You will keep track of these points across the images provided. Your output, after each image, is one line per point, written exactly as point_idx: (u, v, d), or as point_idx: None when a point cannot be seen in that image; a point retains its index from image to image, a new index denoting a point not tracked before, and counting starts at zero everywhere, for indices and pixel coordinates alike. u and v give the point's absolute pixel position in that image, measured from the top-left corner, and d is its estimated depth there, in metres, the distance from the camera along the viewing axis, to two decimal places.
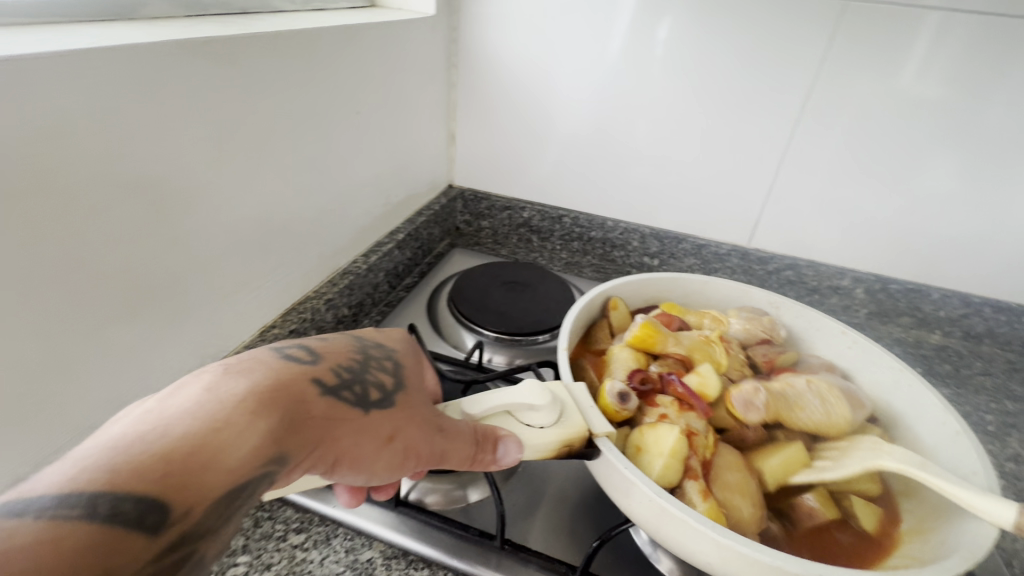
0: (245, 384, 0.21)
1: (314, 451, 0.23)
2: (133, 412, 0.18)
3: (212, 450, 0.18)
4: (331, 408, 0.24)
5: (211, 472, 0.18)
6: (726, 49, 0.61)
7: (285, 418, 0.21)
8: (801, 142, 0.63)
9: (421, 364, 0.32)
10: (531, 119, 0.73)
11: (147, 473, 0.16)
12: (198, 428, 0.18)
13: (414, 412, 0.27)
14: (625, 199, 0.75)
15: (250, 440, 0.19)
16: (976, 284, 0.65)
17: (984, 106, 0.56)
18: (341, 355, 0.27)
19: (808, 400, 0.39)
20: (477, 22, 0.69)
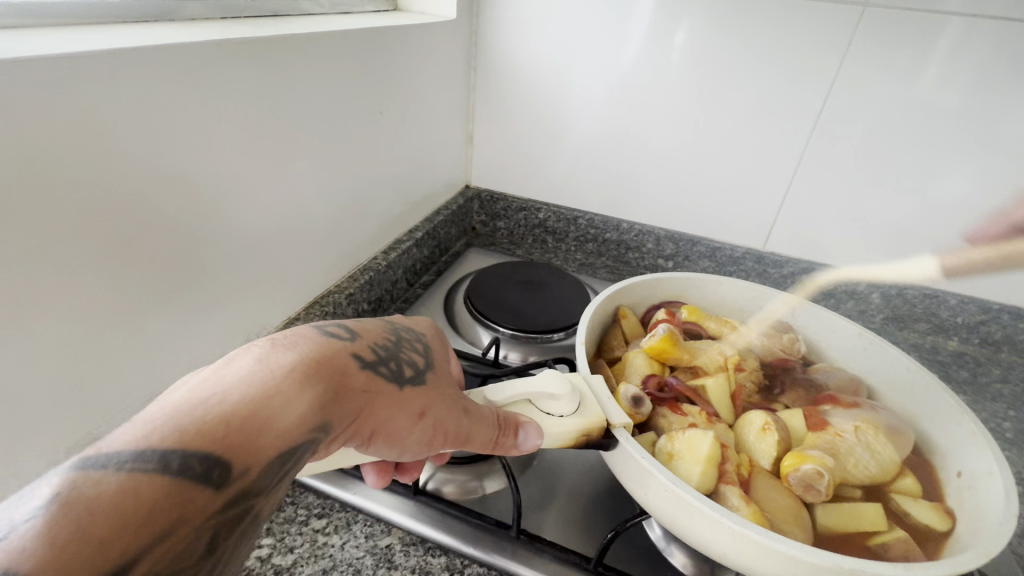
0: (293, 355, 0.22)
1: (352, 423, 0.24)
2: (193, 378, 0.20)
3: (266, 415, 0.19)
4: (370, 382, 0.25)
5: (264, 435, 0.19)
6: (742, 55, 0.62)
7: (329, 388, 0.22)
8: (818, 145, 0.64)
9: (447, 346, 0.33)
10: (548, 122, 0.74)
11: (210, 434, 0.18)
12: (253, 395, 0.19)
13: (443, 391, 0.28)
14: (640, 202, 0.75)
15: (299, 407, 0.21)
16: (994, 291, 0.65)
17: (1006, 110, 0.55)
18: (377, 334, 0.28)
19: (859, 449, 0.35)
20: (497, 26, 0.71)
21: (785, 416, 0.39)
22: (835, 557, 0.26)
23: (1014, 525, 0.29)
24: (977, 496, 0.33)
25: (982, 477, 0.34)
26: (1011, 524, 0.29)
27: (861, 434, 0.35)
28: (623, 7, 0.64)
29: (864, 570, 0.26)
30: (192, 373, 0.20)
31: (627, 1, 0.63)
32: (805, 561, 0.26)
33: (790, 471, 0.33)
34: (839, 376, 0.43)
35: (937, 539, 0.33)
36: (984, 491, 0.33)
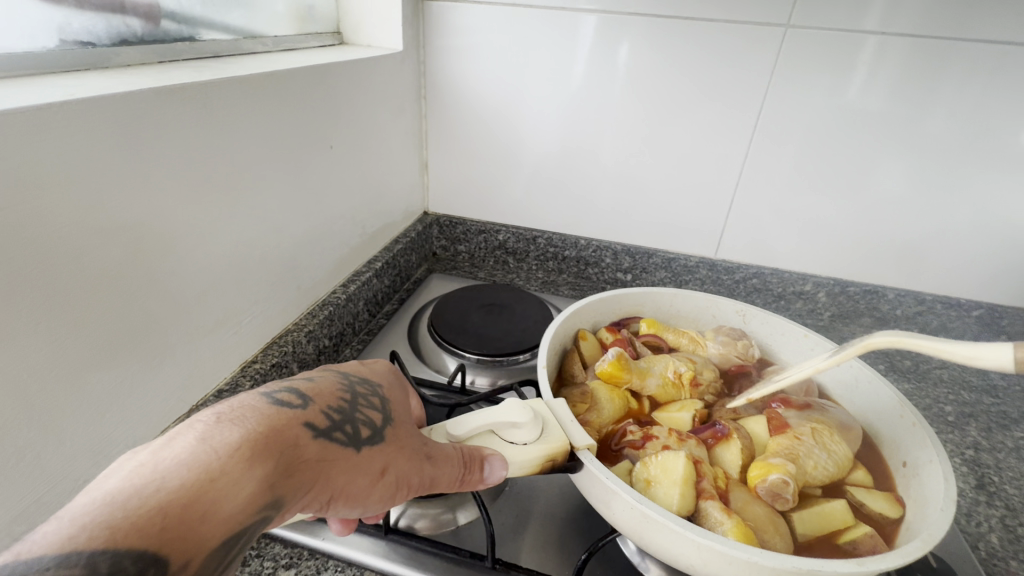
0: (238, 431, 0.22)
1: (307, 492, 0.24)
2: (128, 464, 0.19)
3: (208, 501, 0.19)
4: (325, 449, 0.25)
5: (207, 522, 0.19)
6: (681, 76, 0.65)
7: (280, 463, 0.23)
8: (758, 156, 0.67)
9: (405, 394, 0.33)
10: (502, 146, 0.76)
11: (147, 528, 0.18)
12: (196, 480, 0.19)
13: (403, 444, 0.29)
14: (595, 220, 0.77)
15: (246, 488, 0.21)
16: (926, 284, 0.69)
17: (920, 116, 0.60)
18: (333, 395, 0.28)
19: (816, 452, 0.35)
20: (443, 55, 0.72)
21: (745, 423, 0.39)
22: (792, 559, 0.27)
23: (955, 510, 0.31)
24: (921, 484, 0.35)
25: (923, 466, 0.36)
26: (951, 509, 0.31)
27: (817, 437, 0.36)
28: (567, 34, 0.66)
29: (820, 570, 0.27)
30: (127, 457, 0.20)
31: (571, 28, 0.66)
32: (765, 566, 0.27)
33: (757, 482, 0.33)
34: (790, 378, 0.45)
35: (894, 526, 0.34)
36: (927, 478, 0.35)
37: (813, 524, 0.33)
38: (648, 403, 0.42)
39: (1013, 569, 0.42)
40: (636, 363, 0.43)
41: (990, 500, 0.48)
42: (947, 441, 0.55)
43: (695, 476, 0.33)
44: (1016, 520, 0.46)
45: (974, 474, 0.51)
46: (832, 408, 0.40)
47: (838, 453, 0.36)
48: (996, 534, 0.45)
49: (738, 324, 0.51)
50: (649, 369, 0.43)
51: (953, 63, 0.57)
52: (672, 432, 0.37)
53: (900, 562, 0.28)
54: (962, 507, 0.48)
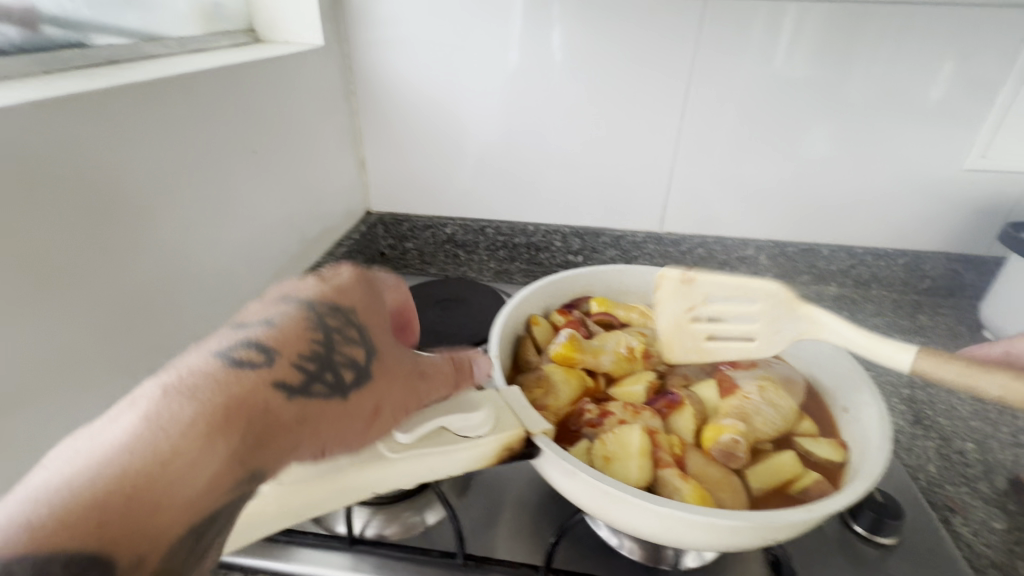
0: (193, 405, 0.21)
1: (289, 452, 0.24)
2: (70, 450, 0.19)
3: (160, 490, 0.19)
4: (303, 407, 0.24)
5: (164, 510, 0.19)
6: (613, 54, 0.66)
7: (248, 433, 0.22)
8: (692, 127, 0.68)
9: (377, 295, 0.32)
10: (440, 137, 0.74)
11: (88, 528, 0.17)
12: (144, 468, 0.19)
13: (395, 377, 0.29)
14: (541, 204, 0.77)
15: (206, 468, 0.20)
16: (856, 237, 0.73)
17: (840, 77, 0.63)
18: (303, 334, 0.26)
19: (763, 408, 0.36)
20: (370, 47, 0.69)
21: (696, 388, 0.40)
22: (747, 515, 0.28)
23: (892, 448, 0.33)
24: (861, 427, 0.37)
25: (861, 410, 0.38)
26: (888, 448, 0.33)
27: (763, 393, 0.37)
28: (502, 15, 0.65)
29: (774, 521, 0.28)
30: (71, 438, 0.19)
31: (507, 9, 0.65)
32: (722, 525, 0.28)
33: (712, 444, 0.34)
34: None
35: (840, 469, 0.36)
36: (865, 421, 0.36)
37: (767, 478, 0.34)
38: (603, 380, 0.42)
39: (951, 494, 0.45)
40: (588, 342, 0.43)
41: (925, 432, 0.52)
42: (885, 383, 0.58)
43: (651, 446, 0.33)
44: (949, 448, 0.50)
45: (911, 411, 0.54)
46: (776, 364, 0.42)
47: (786, 407, 0.38)
48: (933, 463, 0.48)
49: None
50: (600, 347, 0.43)
51: (870, 23, 0.59)
52: (627, 406, 0.37)
53: (846, 503, 0.29)
54: (902, 442, 0.51)
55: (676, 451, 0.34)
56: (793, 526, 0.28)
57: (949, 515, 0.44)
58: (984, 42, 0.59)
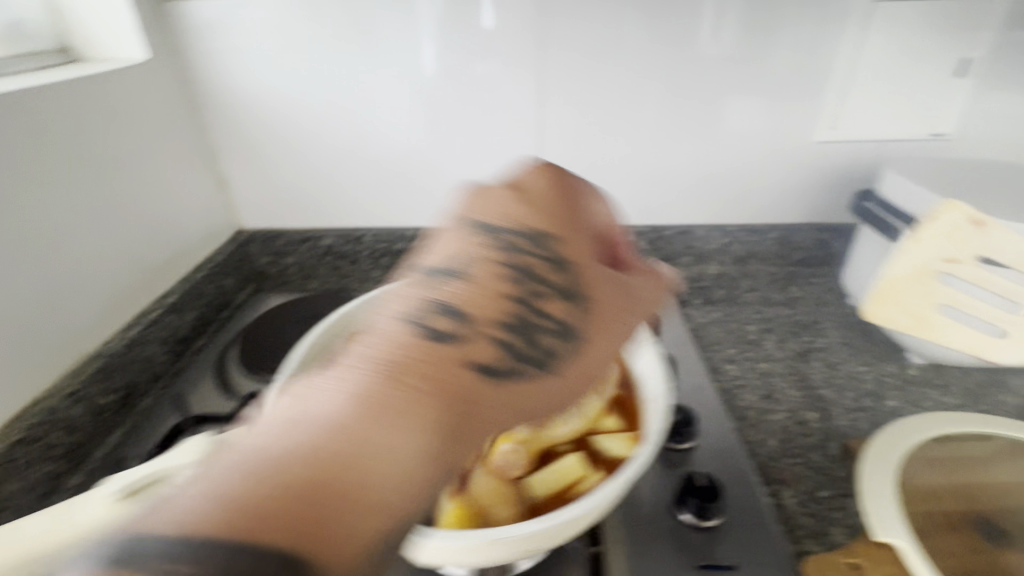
0: (383, 385, 0.27)
1: (478, 428, 0.29)
2: (274, 418, 0.26)
3: (359, 468, 0.24)
4: (497, 390, 0.30)
5: (350, 505, 0.23)
6: (461, 49, 0.64)
7: (447, 419, 0.28)
8: (552, 117, 0.68)
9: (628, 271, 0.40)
10: (302, 146, 0.71)
11: (278, 506, 0.22)
12: (346, 442, 0.24)
13: (603, 329, 0.35)
14: (417, 208, 0.75)
15: (399, 449, 0.25)
16: (728, 216, 0.73)
17: (683, 57, 0.63)
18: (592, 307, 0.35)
19: (551, 413, 0.36)
20: (208, 57, 0.65)
21: None
22: (473, 536, 0.29)
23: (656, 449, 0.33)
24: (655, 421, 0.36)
25: (657, 403, 0.37)
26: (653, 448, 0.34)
27: None
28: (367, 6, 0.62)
29: (499, 539, 0.29)
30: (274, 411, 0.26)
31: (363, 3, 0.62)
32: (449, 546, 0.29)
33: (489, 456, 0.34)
34: None
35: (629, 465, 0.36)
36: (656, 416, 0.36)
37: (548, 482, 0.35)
38: None
39: (784, 468, 0.46)
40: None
41: (773, 407, 0.53)
42: (746, 359, 0.59)
43: None
44: (794, 420, 0.51)
45: (764, 386, 0.55)
46: (588, 357, 0.40)
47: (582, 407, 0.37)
48: (774, 438, 0.49)
49: None
50: None
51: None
52: None
53: (579, 514, 0.30)
54: (751, 419, 0.52)
55: (455, 465, 0.35)
56: (526, 539, 0.30)
57: (778, 488, 0.45)
58: (813, 14, 0.60)
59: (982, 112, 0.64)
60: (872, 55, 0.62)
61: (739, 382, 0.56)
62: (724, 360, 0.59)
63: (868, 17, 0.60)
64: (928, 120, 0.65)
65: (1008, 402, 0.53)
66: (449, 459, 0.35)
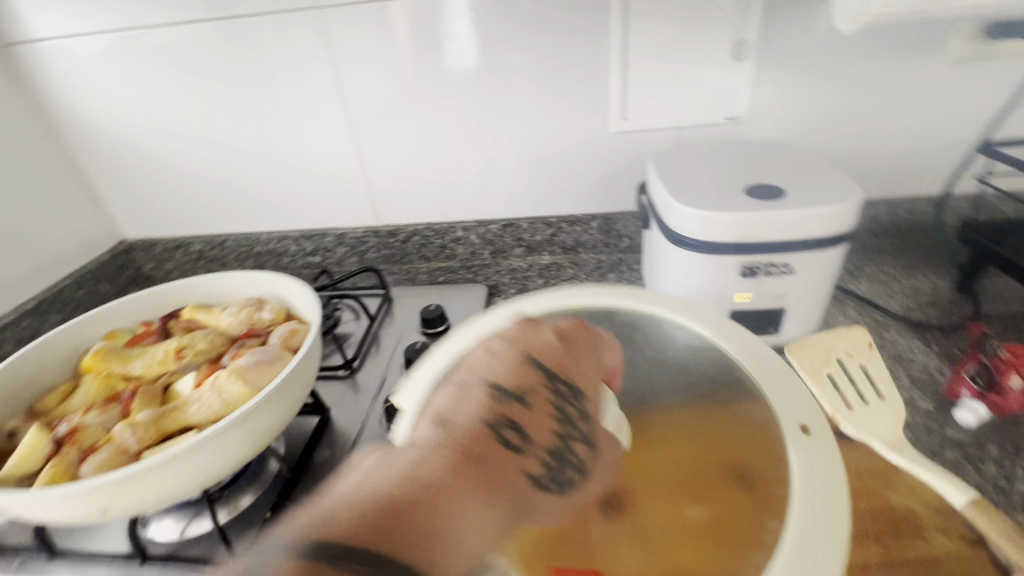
0: (490, 441, 0.26)
1: (489, 477, 0.25)
2: (362, 484, 0.22)
3: (420, 511, 0.22)
4: (498, 460, 0.26)
5: (422, 525, 0.22)
6: (268, 69, 0.70)
7: (442, 485, 0.23)
8: (363, 127, 0.73)
9: (598, 350, 0.36)
10: (158, 164, 0.79)
11: (377, 517, 0.21)
12: (416, 479, 0.23)
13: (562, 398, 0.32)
14: (268, 215, 0.82)
15: (448, 476, 0.24)
16: (547, 208, 0.77)
17: (466, 62, 0.67)
18: (533, 391, 0.30)
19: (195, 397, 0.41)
20: (60, 92, 0.74)
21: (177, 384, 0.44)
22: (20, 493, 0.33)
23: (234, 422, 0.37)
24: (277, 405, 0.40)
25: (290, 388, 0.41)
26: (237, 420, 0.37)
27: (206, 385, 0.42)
28: (177, 40, 0.69)
29: (38, 496, 0.33)
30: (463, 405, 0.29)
31: (172, 35, 0.69)
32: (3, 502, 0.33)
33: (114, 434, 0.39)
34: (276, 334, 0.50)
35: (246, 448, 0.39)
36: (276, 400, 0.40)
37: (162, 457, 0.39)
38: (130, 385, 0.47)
39: None
40: (115, 352, 0.48)
41: None
42: None
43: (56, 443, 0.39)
44: None
45: None
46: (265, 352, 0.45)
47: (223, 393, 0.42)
48: None
49: (270, 293, 0.55)
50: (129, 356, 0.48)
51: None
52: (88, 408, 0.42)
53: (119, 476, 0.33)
54: None
55: (85, 442, 0.39)
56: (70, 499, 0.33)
57: None
58: (571, 14, 0.63)
59: (769, 93, 0.65)
60: (642, 43, 0.63)
61: None
62: None
63: (627, 10, 0.61)
64: (718, 105, 0.66)
65: None
66: (83, 437, 0.39)
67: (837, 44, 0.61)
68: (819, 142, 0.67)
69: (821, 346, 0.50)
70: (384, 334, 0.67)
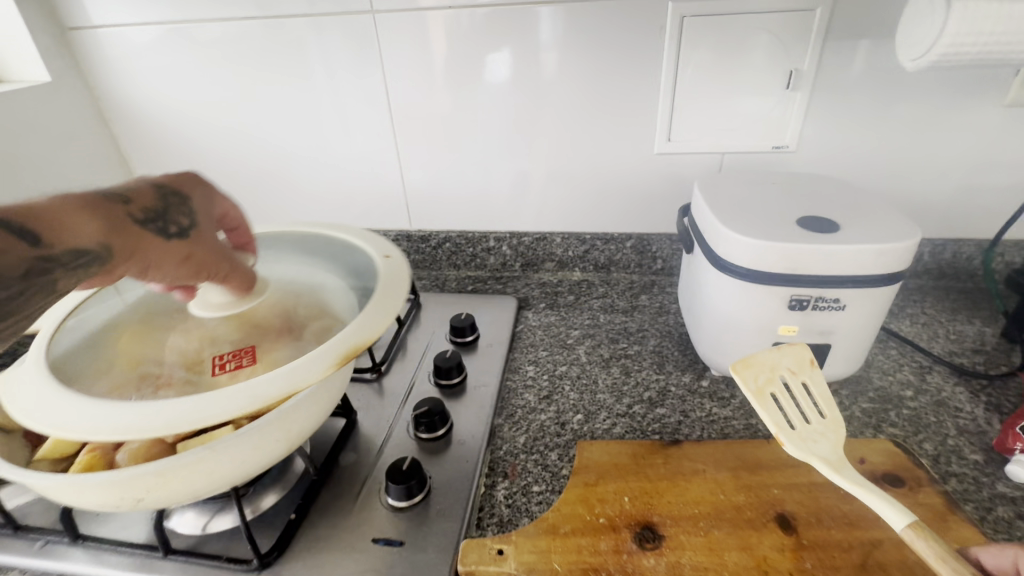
0: (95, 216, 0.35)
1: (127, 252, 0.36)
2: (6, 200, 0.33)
3: (50, 222, 0.33)
4: (137, 231, 0.37)
5: (54, 229, 0.33)
6: (317, 69, 0.71)
7: (105, 219, 0.36)
8: (405, 132, 0.73)
9: (211, 192, 0.44)
10: (199, 155, 0.80)
11: (15, 213, 0.32)
12: (53, 212, 0.34)
13: (207, 242, 0.40)
14: (302, 212, 0.83)
15: (85, 229, 0.34)
16: (582, 224, 0.76)
17: (514, 76, 0.67)
18: (149, 197, 0.39)
19: None
20: (111, 78, 0.75)
21: None
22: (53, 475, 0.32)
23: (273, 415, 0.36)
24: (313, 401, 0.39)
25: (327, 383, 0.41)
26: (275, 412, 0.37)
27: None
28: (230, 35, 0.70)
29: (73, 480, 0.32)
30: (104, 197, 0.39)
31: (226, 30, 0.70)
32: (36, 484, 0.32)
33: None
34: None
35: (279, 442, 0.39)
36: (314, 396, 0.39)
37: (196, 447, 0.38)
38: None
39: (516, 461, 0.49)
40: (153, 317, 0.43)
41: (546, 406, 0.55)
42: (549, 361, 0.62)
43: None
44: (556, 420, 0.53)
45: (549, 387, 0.58)
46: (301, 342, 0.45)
47: None
48: (524, 434, 0.52)
49: None
50: None
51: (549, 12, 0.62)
52: None
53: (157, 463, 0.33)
54: (518, 416, 0.54)
55: None
56: (104, 485, 0.32)
57: (497, 480, 0.47)
58: (622, 35, 0.62)
59: (818, 125, 0.64)
60: (694, 67, 0.63)
61: (528, 383, 0.59)
62: (528, 361, 0.62)
63: (682, 34, 0.61)
64: (765, 134, 0.65)
65: None
66: None
67: (892, 80, 0.60)
68: (864, 177, 0.66)
69: (766, 362, 0.44)
70: (412, 339, 0.67)
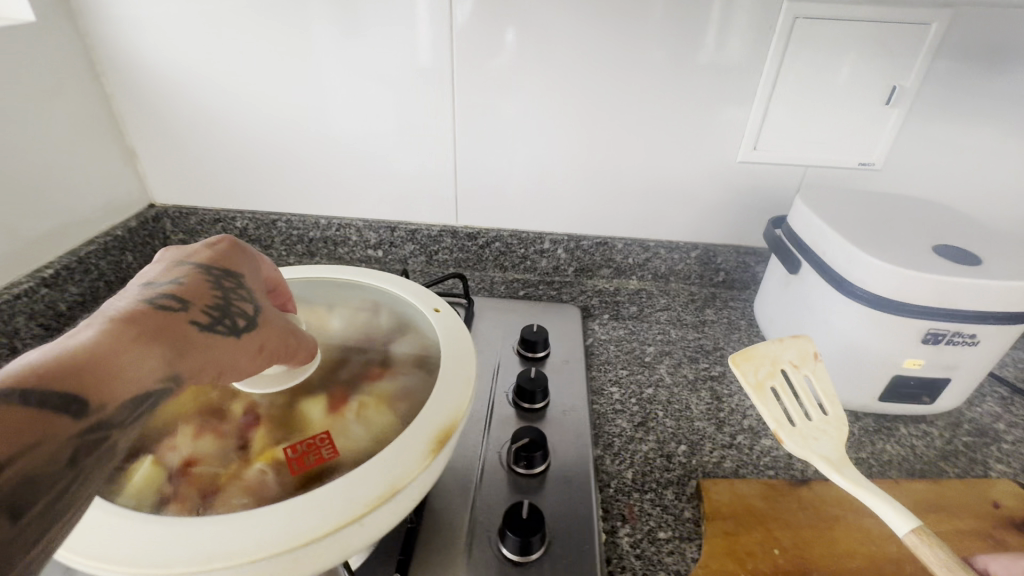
0: (147, 336, 0.28)
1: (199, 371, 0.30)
2: (40, 349, 0.25)
3: (112, 369, 0.26)
4: (207, 338, 0.30)
5: (114, 381, 0.26)
6: (371, 37, 0.61)
7: (165, 342, 0.28)
8: (465, 118, 0.65)
9: (254, 258, 0.38)
10: (213, 126, 0.69)
11: (64, 367, 0.24)
12: (104, 352, 0.26)
13: (274, 327, 0.34)
14: (331, 198, 0.73)
15: (149, 362, 0.27)
16: (647, 230, 0.71)
17: (602, 66, 0.60)
18: (198, 287, 0.32)
19: (346, 432, 0.33)
20: (110, 26, 0.62)
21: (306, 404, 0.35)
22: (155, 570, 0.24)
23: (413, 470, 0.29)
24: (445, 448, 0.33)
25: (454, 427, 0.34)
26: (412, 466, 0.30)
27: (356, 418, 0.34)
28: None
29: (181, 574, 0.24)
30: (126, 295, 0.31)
31: None
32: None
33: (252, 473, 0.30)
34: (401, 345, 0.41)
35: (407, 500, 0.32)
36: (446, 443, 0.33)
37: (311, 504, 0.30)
38: None
39: (632, 502, 0.44)
40: None
41: (643, 436, 0.51)
42: (632, 382, 0.57)
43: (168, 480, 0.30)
44: (660, 453, 0.49)
45: (640, 412, 0.53)
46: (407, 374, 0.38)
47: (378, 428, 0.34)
48: (631, 469, 0.47)
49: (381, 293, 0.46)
50: None
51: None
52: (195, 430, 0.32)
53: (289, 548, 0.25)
54: (616, 446, 0.49)
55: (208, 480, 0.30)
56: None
57: (617, 525, 0.42)
58: (728, 31, 0.57)
59: (908, 143, 0.62)
60: (795, 73, 0.59)
61: (617, 407, 0.54)
62: (610, 381, 0.57)
63: (791, 36, 0.57)
64: (854, 149, 0.63)
65: (890, 451, 0.50)
66: (206, 474, 0.30)
67: (991, 104, 0.59)
68: (943, 199, 0.65)
69: (765, 355, 0.45)
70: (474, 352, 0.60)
